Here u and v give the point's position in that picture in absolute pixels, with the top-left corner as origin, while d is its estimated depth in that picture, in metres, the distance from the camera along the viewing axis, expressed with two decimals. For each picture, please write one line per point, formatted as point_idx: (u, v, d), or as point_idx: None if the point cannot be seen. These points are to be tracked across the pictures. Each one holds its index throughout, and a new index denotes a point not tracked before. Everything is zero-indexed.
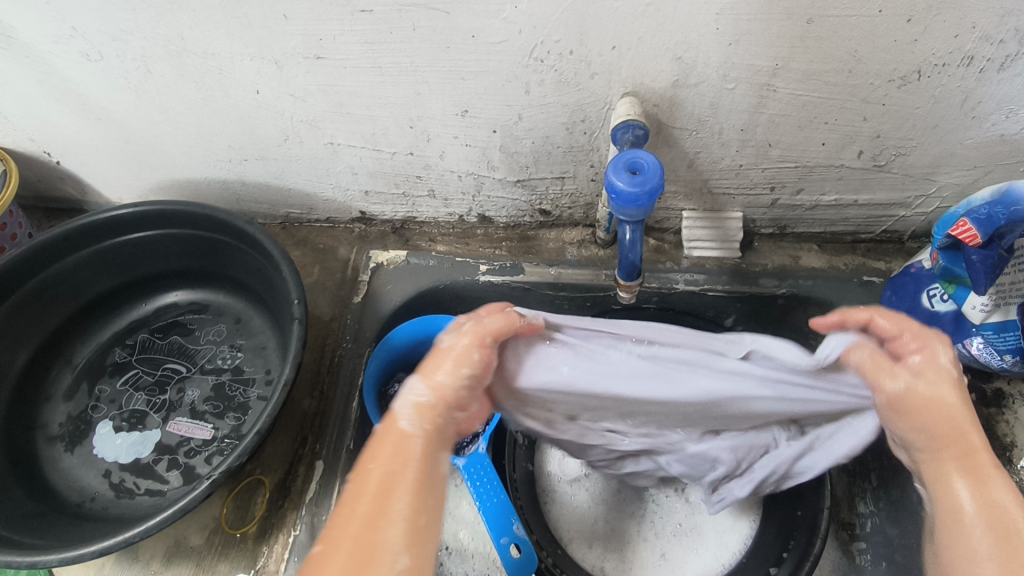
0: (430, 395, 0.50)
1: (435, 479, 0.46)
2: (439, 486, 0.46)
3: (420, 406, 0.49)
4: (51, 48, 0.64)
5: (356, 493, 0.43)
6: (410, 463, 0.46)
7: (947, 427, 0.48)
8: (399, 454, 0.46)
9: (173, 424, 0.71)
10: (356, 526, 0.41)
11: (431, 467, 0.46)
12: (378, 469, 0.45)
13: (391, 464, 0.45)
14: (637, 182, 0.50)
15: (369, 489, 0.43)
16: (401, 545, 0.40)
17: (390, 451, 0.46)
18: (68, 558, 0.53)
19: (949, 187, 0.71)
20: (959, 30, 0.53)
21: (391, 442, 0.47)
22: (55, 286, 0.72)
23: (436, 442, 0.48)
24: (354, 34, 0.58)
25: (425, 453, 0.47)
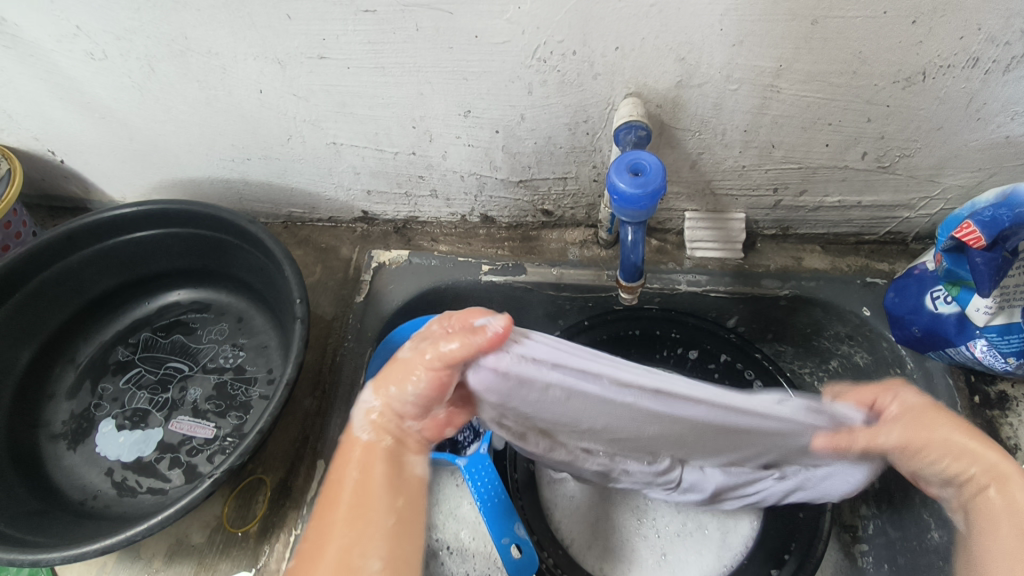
0: (382, 406, 0.51)
1: (399, 484, 0.49)
2: (403, 489, 0.49)
3: (374, 416, 0.51)
4: (56, 48, 0.64)
5: (325, 506, 0.48)
6: (372, 473, 0.48)
7: (952, 451, 0.52)
8: (362, 466, 0.49)
9: (175, 423, 0.71)
10: (323, 535, 0.46)
11: (395, 474, 0.49)
12: (343, 481, 0.48)
13: (351, 478, 0.48)
14: (639, 183, 0.50)
15: (335, 502, 0.47)
16: (365, 547, 0.45)
17: (353, 465, 0.49)
18: (70, 556, 0.54)
19: (953, 188, 0.71)
20: (964, 31, 0.53)
21: (351, 454, 0.50)
22: (58, 284, 0.73)
23: (393, 453, 0.50)
24: (357, 34, 0.58)
25: (383, 462, 0.49)
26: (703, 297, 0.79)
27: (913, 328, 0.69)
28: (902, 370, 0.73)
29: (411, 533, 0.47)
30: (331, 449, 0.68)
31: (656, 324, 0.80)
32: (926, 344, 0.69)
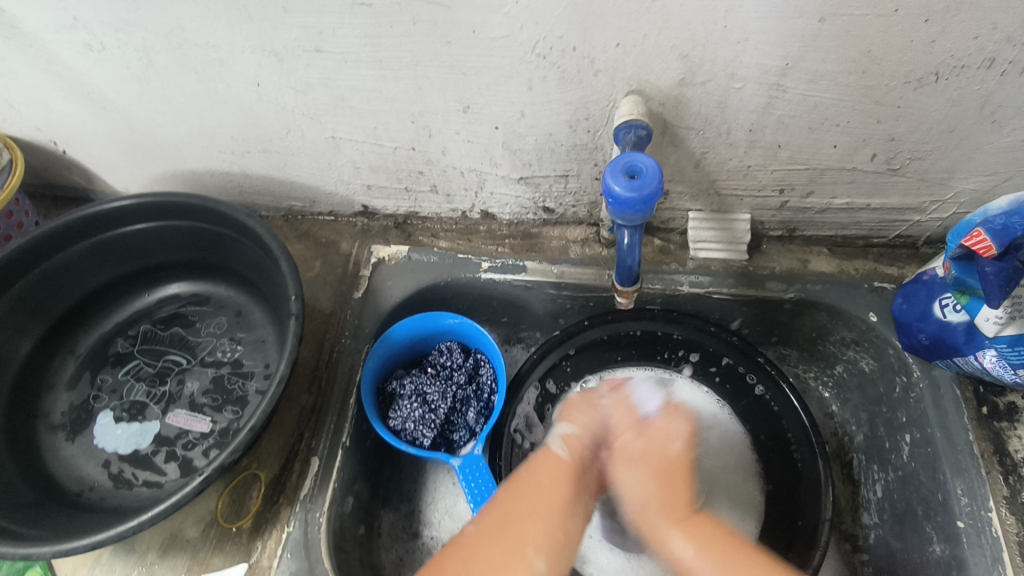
0: (580, 429, 0.57)
1: (573, 510, 0.50)
2: (575, 515, 0.50)
3: (570, 436, 0.56)
4: (54, 38, 0.63)
5: (514, 497, 0.50)
6: (567, 479, 0.52)
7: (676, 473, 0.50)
8: (555, 470, 0.52)
9: (172, 416, 0.71)
10: (504, 526, 0.47)
11: (581, 494, 0.52)
12: (538, 479, 0.51)
13: (546, 480, 0.51)
14: (635, 186, 0.49)
15: (525, 493, 0.50)
16: (534, 549, 0.45)
17: (546, 480, 0.51)
18: (61, 550, 0.54)
19: (966, 193, 0.69)
20: (979, 31, 0.51)
21: (542, 455, 0.55)
22: (59, 276, 0.73)
23: (585, 472, 0.53)
24: (353, 27, 0.57)
25: (574, 478, 0.52)
26: (706, 298, 0.78)
27: (920, 336, 0.67)
28: (908, 378, 0.71)
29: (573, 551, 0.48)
30: (325, 447, 0.68)
31: (656, 326, 0.80)
32: (933, 353, 0.67)
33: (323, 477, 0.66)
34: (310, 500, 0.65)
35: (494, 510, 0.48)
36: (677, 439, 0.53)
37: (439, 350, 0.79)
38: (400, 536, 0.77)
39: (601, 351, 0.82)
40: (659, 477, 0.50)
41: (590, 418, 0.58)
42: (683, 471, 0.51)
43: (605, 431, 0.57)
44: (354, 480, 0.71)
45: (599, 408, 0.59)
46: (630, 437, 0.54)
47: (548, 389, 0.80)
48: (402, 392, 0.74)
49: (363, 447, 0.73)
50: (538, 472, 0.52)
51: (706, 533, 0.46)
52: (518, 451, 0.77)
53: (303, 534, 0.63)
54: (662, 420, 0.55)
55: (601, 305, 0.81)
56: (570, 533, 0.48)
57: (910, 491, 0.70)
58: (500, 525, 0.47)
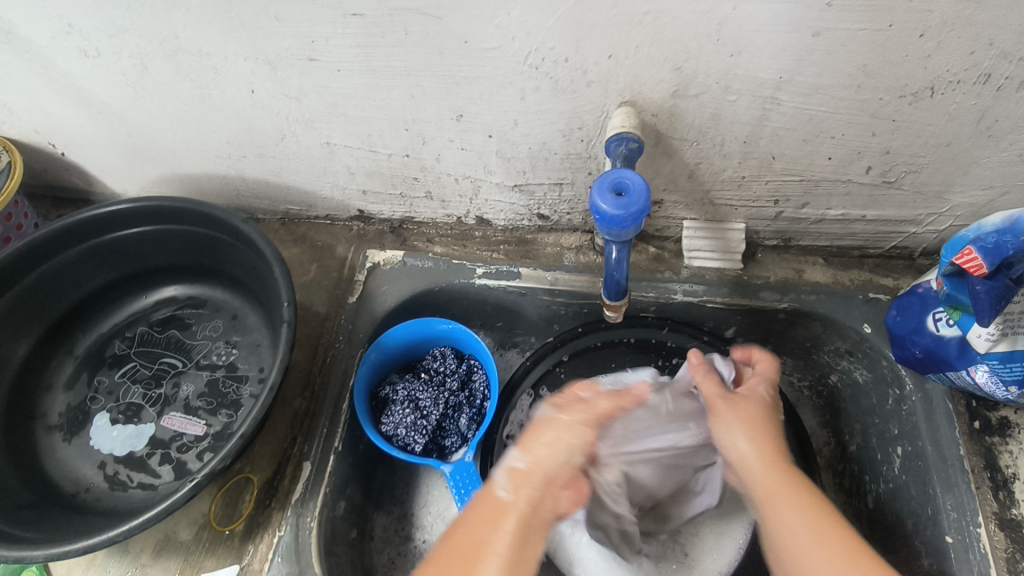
0: (528, 463, 0.52)
1: (518, 563, 0.47)
2: (520, 573, 0.46)
3: (518, 471, 0.52)
4: (50, 44, 0.64)
5: (447, 559, 0.47)
6: (505, 536, 0.48)
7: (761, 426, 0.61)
8: (486, 515, 0.49)
9: (167, 418, 0.72)
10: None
11: (527, 543, 0.48)
12: (469, 532, 0.48)
13: (480, 533, 0.48)
14: (622, 204, 0.49)
15: (454, 561, 0.46)
16: None
17: (480, 535, 0.48)
18: (54, 554, 0.55)
19: (963, 206, 0.69)
20: (974, 46, 0.50)
21: (484, 508, 0.50)
22: (56, 278, 0.74)
23: (530, 515, 0.49)
24: (346, 37, 0.57)
25: (512, 526, 0.48)
26: (699, 307, 0.78)
27: (914, 349, 0.67)
28: (900, 391, 0.71)
29: None
30: (317, 452, 0.68)
31: (649, 333, 0.80)
32: (926, 366, 0.67)
33: (314, 481, 0.67)
34: (301, 505, 0.65)
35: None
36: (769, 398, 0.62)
37: (433, 356, 0.80)
38: (393, 539, 0.78)
39: (594, 358, 0.82)
40: (769, 433, 0.58)
41: (541, 454, 0.53)
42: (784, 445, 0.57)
43: (553, 468, 0.53)
44: (346, 484, 0.71)
45: (546, 437, 0.55)
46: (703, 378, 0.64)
47: (541, 395, 0.80)
48: (395, 397, 0.75)
49: (356, 452, 0.74)
50: (472, 526, 0.49)
51: (794, 492, 0.52)
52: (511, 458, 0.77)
53: (294, 539, 0.64)
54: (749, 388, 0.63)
55: (595, 312, 0.81)
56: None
57: (901, 504, 0.69)
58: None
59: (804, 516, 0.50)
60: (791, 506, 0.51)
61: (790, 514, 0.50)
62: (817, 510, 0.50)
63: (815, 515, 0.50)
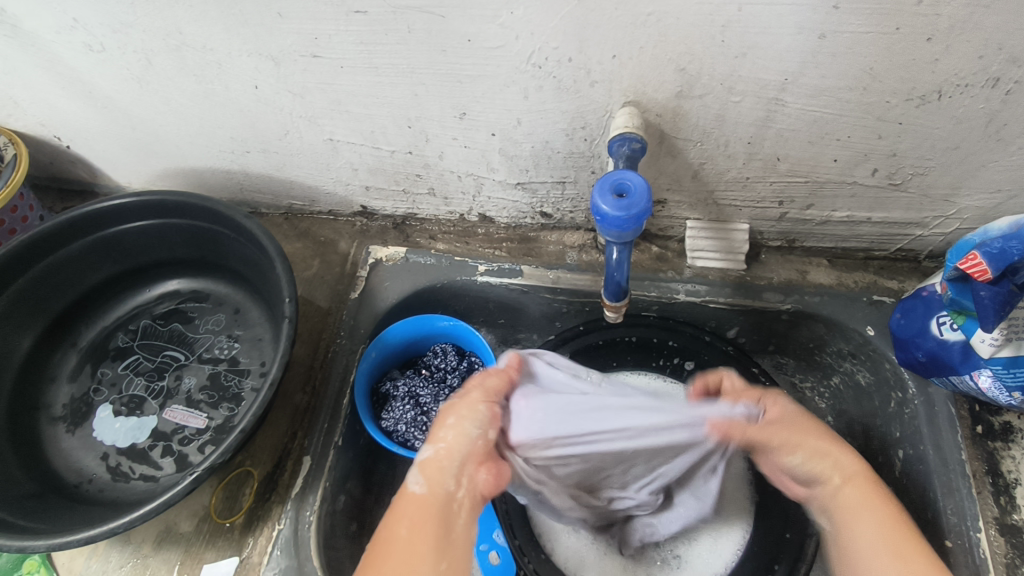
0: (436, 453, 0.50)
1: (443, 544, 0.45)
2: (448, 552, 0.45)
3: (427, 462, 0.50)
4: (55, 38, 0.64)
5: (371, 565, 0.44)
6: (427, 521, 0.46)
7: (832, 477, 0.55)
8: (401, 505, 0.47)
9: (169, 411, 0.73)
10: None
11: (449, 525, 0.46)
12: (390, 525, 0.46)
13: (398, 524, 0.46)
14: (623, 205, 0.49)
15: (383, 563, 0.43)
16: None
17: (399, 527, 0.46)
18: (55, 544, 0.56)
19: (969, 209, 0.68)
20: (983, 51, 0.49)
21: (405, 505, 0.47)
22: (61, 270, 0.74)
23: (446, 502, 0.48)
24: (349, 34, 0.57)
25: (430, 513, 0.47)
26: (702, 307, 0.77)
27: (918, 353, 0.66)
28: (903, 394, 0.70)
29: None
30: (317, 447, 0.68)
31: (651, 333, 0.79)
32: (929, 370, 0.66)
33: (314, 476, 0.67)
34: (301, 499, 0.66)
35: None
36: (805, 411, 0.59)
37: (433, 352, 0.80)
38: None
39: (595, 357, 0.81)
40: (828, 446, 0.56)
41: (447, 444, 0.51)
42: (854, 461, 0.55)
43: (461, 451, 0.51)
44: (346, 478, 0.72)
45: (449, 422, 0.53)
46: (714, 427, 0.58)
47: None
48: (395, 393, 0.76)
49: (357, 446, 0.74)
50: (393, 522, 0.46)
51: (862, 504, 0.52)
52: None
53: (293, 533, 0.64)
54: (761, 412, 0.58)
55: (596, 311, 0.81)
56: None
57: (901, 507, 0.69)
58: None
59: (875, 531, 0.51)
60: (861, 527, 0.51)
61: (867, 535, 0.51)
62: (890, 529, 0.50)
63: (883, 531, 0.50)
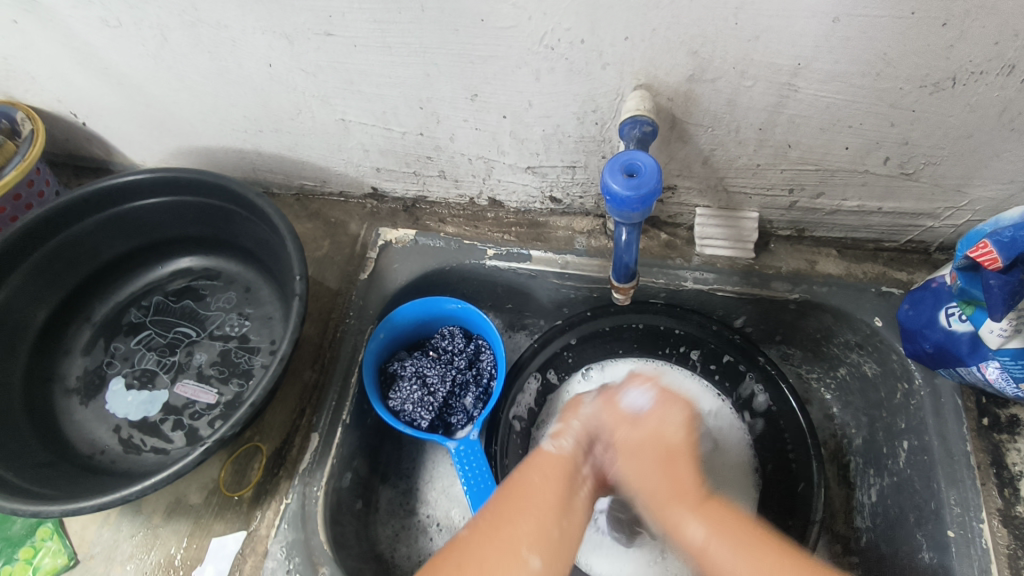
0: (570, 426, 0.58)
1: (569, 501, 0.51)
2: (571, 513, 0.51)
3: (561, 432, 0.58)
4: (72, 13, 0.65)
5: (508, 498, 0.51)
6: (559, 477, 0.53)
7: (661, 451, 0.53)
8: (537, 459, 0.55)
9: (180, 386, 0.74)
10: (496, 528, 0.48)
11: (575, 488, 0.53)
12: (526, 473, 0.53)
13: (536, 476, 0.53)
14: (632, 185, 0.49)
15: (517, 494, 0.51)
16: (526, 546, 0.47)
17: (535, 477, 0.53)
18: (69, 510, 0.57)
19: (982, 200, 0.67)
20: (999, 37, 0.49)
21: (538, 459, 0.55)
22: (76, 245, 0.75)
23: (576, 469, 0.54)
24: (362, 12, 0.57)
25: (562, 472, 0.53)
26: (709, 295, 0.77)
27: (925, 344, 0.66)
28: (909, 385, 0.70)
29: (571, 546, 0.48)
30: (325, 423, 0.69)
31: (658, 320, 0.80)
32: (936, 361, 0.66)
33: (321, 452, 0.68)
34: (309, 474, 0.66)
35: (485, 523, 0.48)
36: (664, 429, 0.55)
37: (441, 335, 0.81)
38: (398, 512, 0.79)
39: (603, 342, 0.82)
40: (649, 464, 0.52)
41: (586, 412, 0.59)
42: (683, 462, 0.52)
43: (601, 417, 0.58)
44: (353, 456, 0.72)
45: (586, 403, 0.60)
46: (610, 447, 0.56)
47: (549, 379, 0.81)
48: (403, 373, 0.75)
49: (364, 426, 0.75)
50: (527, 471, 0.53)
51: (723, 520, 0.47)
52: (515, 438, 0.78)
53: (300, 507, 0.65)
54: (648, 420, 0.56)
55: (604, 296, 0.81)
56: (559, 526, 0.49)
57: (904, 498, 0.69)
58: (493, 527, 0.48)
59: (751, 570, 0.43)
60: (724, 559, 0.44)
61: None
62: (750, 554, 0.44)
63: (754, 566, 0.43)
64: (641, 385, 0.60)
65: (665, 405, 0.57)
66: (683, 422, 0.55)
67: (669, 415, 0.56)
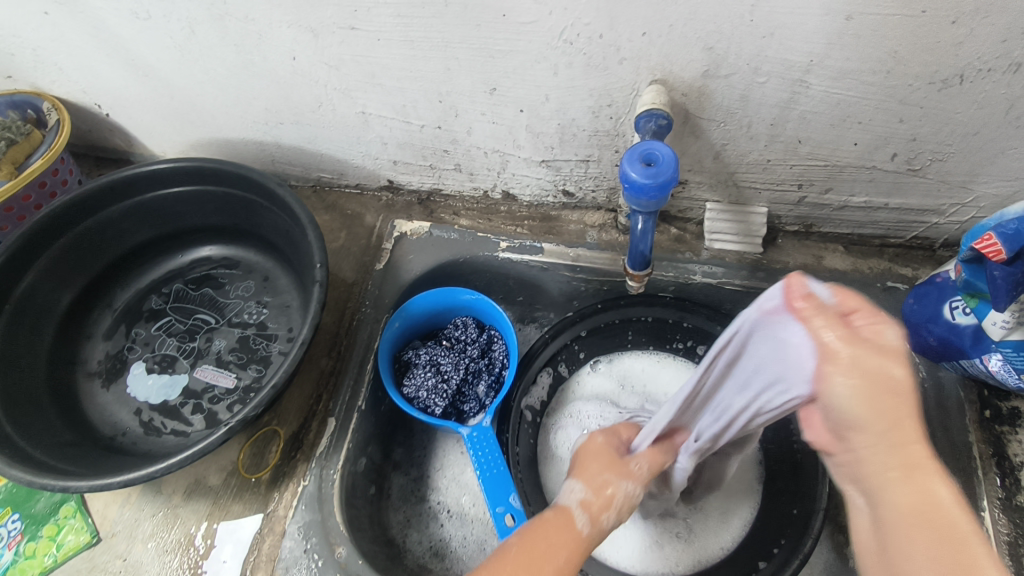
0: (595, 501, 0.55)
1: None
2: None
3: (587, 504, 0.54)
4: (103, 5, 0.66)
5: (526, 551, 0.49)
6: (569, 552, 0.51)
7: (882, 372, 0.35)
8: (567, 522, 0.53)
9: (200, 370, 0.75)
10: None
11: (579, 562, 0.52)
12: (554, 529, 0.52)
13: (562, 533, 0.51)
14: (650, 173, 0.51)
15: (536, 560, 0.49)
16: None
17: (559, 547, 0.51)
18: (96, 485, 0.58)
19: (987, 197, 0.69)
20: (1006, 35, 0.51)
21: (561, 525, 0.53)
22: (100, 232, 0.77)
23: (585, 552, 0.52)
24: (387, 7, 0.59)
25: (583, 557, 0.52)
26: (718, 289, 0.79)
27: (929, 337, 0.68)
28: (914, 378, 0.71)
29: None
30: (342, 408, 0.71)
31: (667, 313, 0.81)
32: (941, 354, 0.68)
33: (338, 437, 0.69)
34: (326, 458, 0.68)
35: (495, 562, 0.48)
36: (876, 350, 0.35)
37: (455, 325, 0.82)
38: (409, 499, 0.80)
39: (611, 335, 0.84)
40: (867, 393, 0.35)
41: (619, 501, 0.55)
42: (914, 412, 0.35)
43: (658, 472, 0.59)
44: (368, 441, 0.74)
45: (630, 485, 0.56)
46: (837, 340, 0.36)
47: (559, 372, 0.83)
48: (417, 361, 0.77)
49: (378, 412, 0.76)
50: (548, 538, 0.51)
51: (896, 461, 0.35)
52: (526, 428, 0.80)
53: (318, 489, 0.66)
54: (853, 339, 0.36)
55: (615, 289, 0.83)
56: None
57: None
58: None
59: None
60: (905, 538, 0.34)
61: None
62: (954, 549, 0.33)
63: (907, 518, 0.34)
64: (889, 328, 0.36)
65: (889, 343, 0.35)
66: (887, 354, 0.35)
67: (890, 349, 0.35)
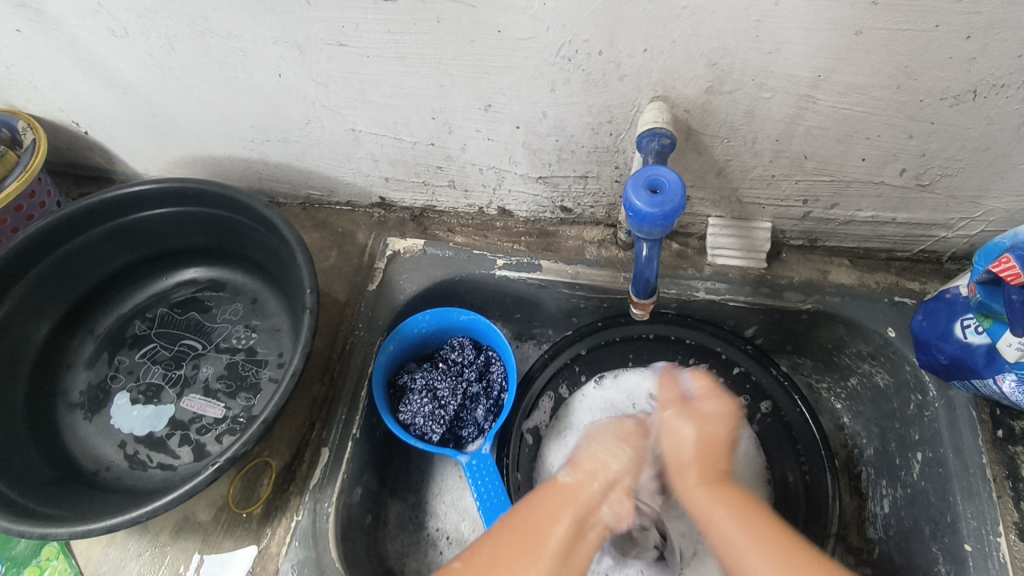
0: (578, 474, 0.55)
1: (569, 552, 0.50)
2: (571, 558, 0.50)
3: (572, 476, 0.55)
4: (79, 22, 0.63)
5: (510, 531, 0.51)
6: (565, 516, 0.52)
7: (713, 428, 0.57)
8: (558, 509, 0.52)
9: (187, 400, 0.72)
10: (493, 563, 0.48)
11: (581, 533, 0.52)
12: (536, 522, 0.51)
13: (551, 526, 0.51)
14: (656, 201, 0.49)
15: (521, 536, 0.50)
16: None
17: (545, 516, 0.52)
18: (77, 532, 0.55)
19: (997, 212, 0.67)
20: (1021, 50, 0.49)
21: (557, 495, 0.54)
22: (79, 257, 0.74)
23: (587, 508, 0.53)
24: (377, 23, 0.56)
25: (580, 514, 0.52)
26: (721, 305, 0.77)
27: (939, 356, 0.66)
28: (923, 397, 0.69)
29: None
30: (335, 439, 0.68)
31: (669, 331, 0.80)
32: (951, 373, 0.65)
33: (332, 470, 0.66)
34: (320, 490, 0.65)
35: (476, 546, 0.50)
36: (712, 412, 0.57)
37: (451, 346, 0.80)
38: (406, 526, 0.78)
39: (613, 350, 0.82)
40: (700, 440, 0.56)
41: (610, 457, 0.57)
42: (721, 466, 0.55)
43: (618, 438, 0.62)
44: (363, 471, 0.71)
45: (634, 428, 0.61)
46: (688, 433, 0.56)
47: (561, 395, 0.81)
48: (413, 386, 0.75)
49: (373, 438, 0.74)
50: (539, 509, 0.52)
51: (726, 497, 0.52)
52: (527, 451, 0.78)
53: (311, 525, 0.64)
54: (697, 407, 0.58)
55: (615, 307, 0.81)
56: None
57: (919, 509, 0.68)
58: (489, 563, 0.48)
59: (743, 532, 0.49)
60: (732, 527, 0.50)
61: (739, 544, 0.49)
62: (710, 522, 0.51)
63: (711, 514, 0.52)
64: (717, 402, 0.58)
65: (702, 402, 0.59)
66: (726, 409, 0.57)
67: (721, 407, 0.58)
